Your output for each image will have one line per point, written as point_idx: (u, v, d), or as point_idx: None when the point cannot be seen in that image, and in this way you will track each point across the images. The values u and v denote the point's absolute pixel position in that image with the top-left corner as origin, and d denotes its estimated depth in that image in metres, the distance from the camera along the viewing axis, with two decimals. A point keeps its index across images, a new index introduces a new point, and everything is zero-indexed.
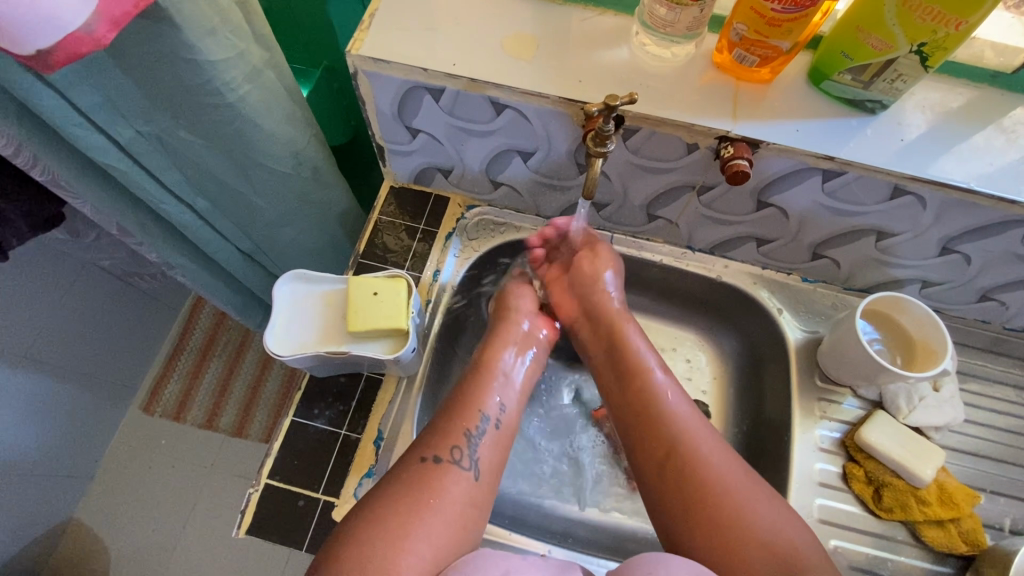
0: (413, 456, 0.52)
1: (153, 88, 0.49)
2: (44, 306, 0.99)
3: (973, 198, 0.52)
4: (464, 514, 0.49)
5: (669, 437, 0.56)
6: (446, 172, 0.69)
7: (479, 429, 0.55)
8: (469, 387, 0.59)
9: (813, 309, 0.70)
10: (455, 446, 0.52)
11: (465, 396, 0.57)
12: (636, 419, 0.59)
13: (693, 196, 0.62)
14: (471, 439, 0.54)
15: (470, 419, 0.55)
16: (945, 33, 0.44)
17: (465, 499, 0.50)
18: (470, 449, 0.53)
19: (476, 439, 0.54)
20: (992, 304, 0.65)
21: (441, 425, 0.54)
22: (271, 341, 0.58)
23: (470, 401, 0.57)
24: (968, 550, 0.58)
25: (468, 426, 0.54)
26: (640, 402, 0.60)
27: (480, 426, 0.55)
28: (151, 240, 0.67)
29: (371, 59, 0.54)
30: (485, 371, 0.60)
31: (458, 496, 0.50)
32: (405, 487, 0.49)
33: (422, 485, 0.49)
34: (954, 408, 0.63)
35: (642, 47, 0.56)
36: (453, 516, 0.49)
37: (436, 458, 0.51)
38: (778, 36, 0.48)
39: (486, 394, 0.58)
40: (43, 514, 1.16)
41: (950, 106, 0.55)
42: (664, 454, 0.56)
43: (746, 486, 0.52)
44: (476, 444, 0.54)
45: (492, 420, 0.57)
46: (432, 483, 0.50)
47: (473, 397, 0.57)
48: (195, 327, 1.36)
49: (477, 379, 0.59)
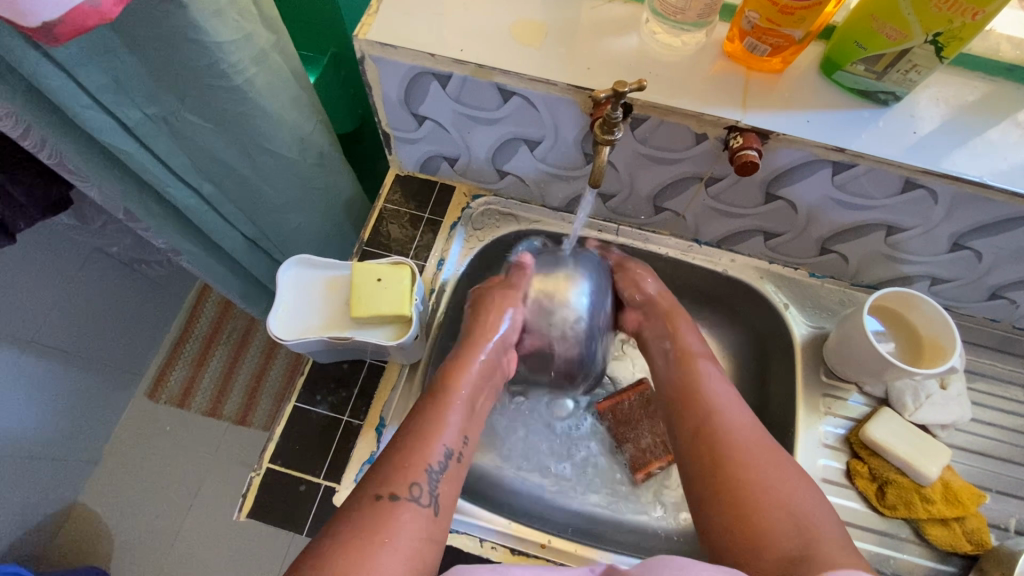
0: (366, 494, 0.48)
1: (160, 69, 0.49)
2: (51, 290, 0.99)
3: (986, 193, 0.51)
4: (420, 551, 0.46)
5: (695, 396, 0.59)
6: (452, 161, 0.69)
7: (439, 465, 0.51)
8: (427, 416, 0.55)
9: (820, 305, 0.69)
10: (415, 483, 0.49)
11: (420, 425, 0.54)
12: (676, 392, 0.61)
13: (701, 187, 0.61)
14: (431, 475, 0.50)
15: (430, 454, 0.51)
16: (961, 23, 0.43)
17: (423, 536, 0.47)
18: (430, 484, 0.50)
19: (437, 476, 0.51)
20: (1002, 302, 0.64)
21: (398, 457, 0.51)
22: (275, 326, 0.58)
23: (423, 438, 0.52)
24: (971, 549, 0.57)
25: (428, 461, 0.51)
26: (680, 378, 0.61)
27: (441, 461, 0.52)
28: (157, 225, 0.67)
29: (379, 44, 0.54)
30: (445, 398, 0.56)
31: (416, 536, 0.46)
32: (360, 524, 0.45)
33: (376, 524, 0.45)
34: (961, 406, 0.62)
35: (652, 34, 0.55)
36: (411, 552, 0.45)
37: (393, 496, 0.47)
38: (790, 25, 0.48)
39: (445, 424, 0.54)
40: (49, 498, 1.16)
41: (965, 100, 0.54)
42: (690, 416, 0.58)
43: (760, 444, 0.53)
44: (436, 480, 0.50)
45: (452, 453, 0.53)
46: (389, 522, 0.46)
47: (427, 432, 0.53)
48: (200, 315, 1.37)
49: (434, 409, 0.55)
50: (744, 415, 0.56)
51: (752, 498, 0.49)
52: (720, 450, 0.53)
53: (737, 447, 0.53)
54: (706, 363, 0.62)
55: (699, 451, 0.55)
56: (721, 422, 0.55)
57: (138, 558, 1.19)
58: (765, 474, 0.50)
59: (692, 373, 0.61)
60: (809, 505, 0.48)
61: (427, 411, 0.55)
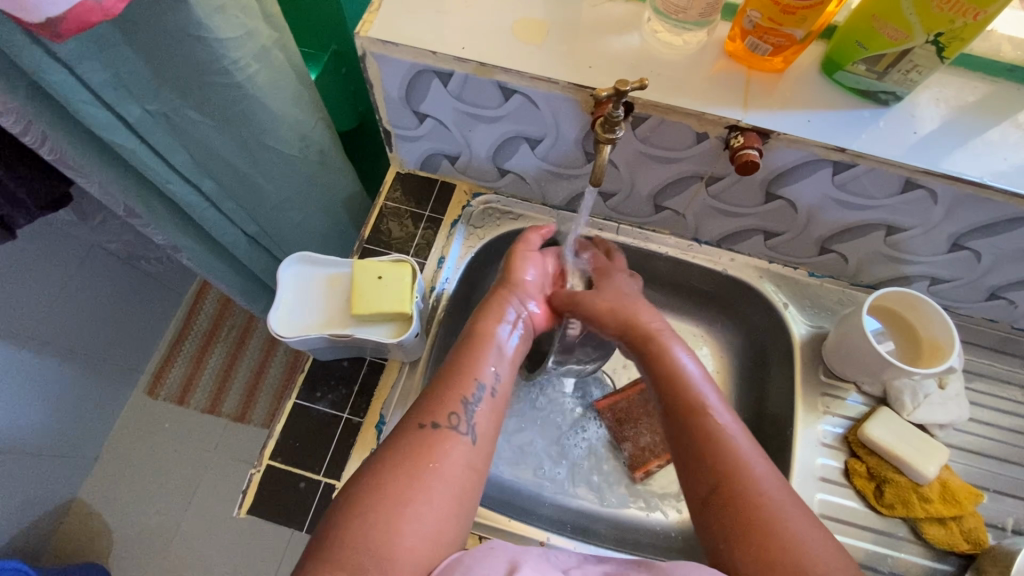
0: (410, 423, 0.48)
1: (162, 66, 0.49)
2: (50, 285, 0.99)
3: (986, 193, 0.51)
4: (464, 478, 0.46)
5: (706, 440, 0.50)
6: (452, 159, 0.69)
7: (475, 397, 0.51)
8: (459, 357, 0.54)
9: (819, 304, 0.69)
10: (453, 412, 0.49)
11: (455, 366, 0.53)
12: (680, 434, 0.52)
13: (702, 187, 0.61)
14: (468, 405, 0.50)
15: (465, 387, 0.51)
16: (963, 23, 0.43)
17: (466, 465, 0.47)
18: (468, 415, 0.50)
19: (474, 406, 0.50)
20: (1001, 302, 0.64)
21: (436, 392, 0.51)
22: (275, 323, 0.58)
23: (458, 375, 0.52)
24: (969, 548, 0.58)
25: (464, 393, 0.51)
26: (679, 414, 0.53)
27: (476, 395, 0.51)
28: (158, 222, 0.67)
29: (380, 41, 0.54)
30: (475, 348, 0.55)
31: (458, 463, 0.46)
32: (406, 450, 0.46)
33: (422, 451, 0.46)
34: (959, 406, 0.62)
35: (653, 33, 0.55)
36: (455, 480, 0.45)
37: (434, 424, 0.48)
38: (792, 24, 0.48)
39: (481, 363, 0.54)
40: (49, 493, 1.17)
41: (966, 100, 0.54)
42: (701, 468, 0.49)
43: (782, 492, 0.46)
44: (474, 411, 0.50)
45: (488, 389, 0.52)
46: (433, 449, 0.46)
47: (464, 367, 0.53)
48: (199, 312, 1.37)
49: (467, 353, 0.54)
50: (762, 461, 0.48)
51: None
52: (746, 522, 0.45)
53: (767, 511, 0.45)
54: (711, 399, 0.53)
55: (721, 518, 0.46)
56: (744, 482, 0.47)
57: (137, 554, 1.19)
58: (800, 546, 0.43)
59: (695, 412, 0.52)
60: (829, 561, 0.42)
61: (458, 358, 0.54)
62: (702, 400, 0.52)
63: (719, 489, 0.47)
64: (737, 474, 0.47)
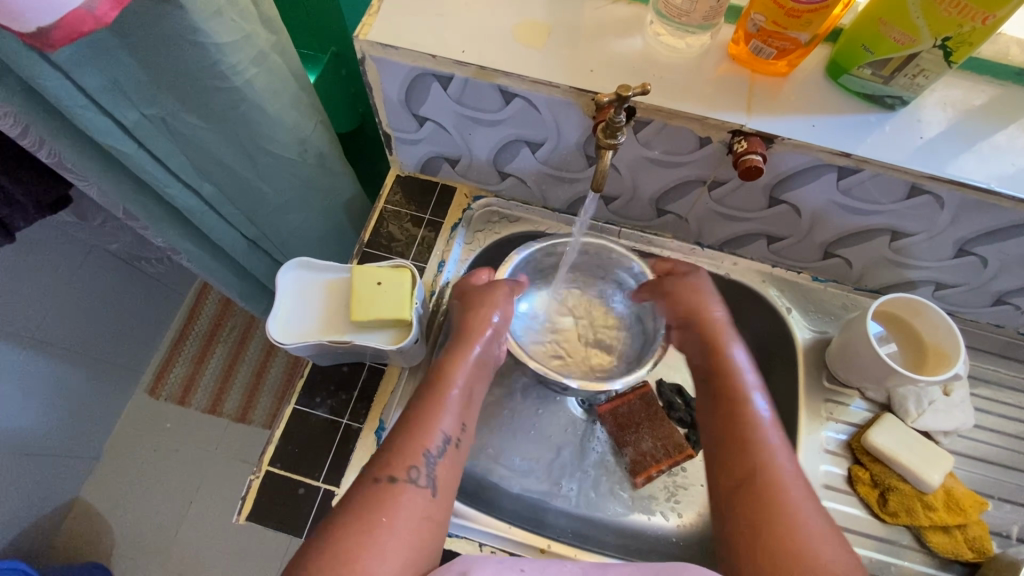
0: (367, 478, 0.47)
1: (159, 71, 0.48)
2: (50, 287, 0.99)
3: (993, 199, 0.50)
4: (419, 531, 0.45)
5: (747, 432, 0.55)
6: (452, 162, 0.68)
7: (438, 448, 0.50)
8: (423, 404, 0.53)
9: (822, 309, 0.69)
10: (413, 466, 0.48)
11: (416, 417, 0.52)
12: (724, 427, 0.56)
13: (704, 191, 0.61)
14: (430, 457, 0.49)
15: (429, 437, 0.50)
16: (971, 28, 0.43)
17: (423, 515, 0.46)
18: (428, 467, 0.49)
19: (435, 458, 0.50)
20: (1007, 307, 0.63)
21: (396, 444, 0.50)
22: (275, 329, 0.58)
23: (410, 434, 0.50)
24: (973, 557, 0.57)
25: (426, 445, 0.50)
26: (727, 412, 0.57)
27: (439, 446, 0.50)
28: (157, 225, 0.67)
29: (379, 45, 0.53)
30: (433, 398, 0.54)
31: (414, 514, 0.46)
32: (355, 510, 0.45)
33: (373, 508, 0.45)
34: (964, 412, 0.62)
35: (656, 36, 0.55)
36: (412, 533, 0.45)
37: (391, 479, 0.47)
38: (797, 28, 0.47)
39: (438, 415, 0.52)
40: (50, 494, 1.17)
41: (973, 104, 0.53)
42: (736, 463, 0.53)
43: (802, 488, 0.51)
44: (435, 463, 0.49)
45: (451, 440, 0.52)
46: (386, 507, 0.45)
47: (418, 424, 0.51)
48: (200, 313, 1.36)
49: (425, 405, 0.53)
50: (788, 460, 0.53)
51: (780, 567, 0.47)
52: (761, 503, 0.50)
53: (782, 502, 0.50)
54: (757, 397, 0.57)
55: (743, 500, 0.51)
56: (770, 476, 0.51)
57: (139, 555, 1.19)
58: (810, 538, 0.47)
59: (744, 411, 0.56)
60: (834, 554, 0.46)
61: (417, 411, 0.53)
62: (747, 399, 0.57)
63: (748, 482, 0.52)
64: (767, 472, 0.52)
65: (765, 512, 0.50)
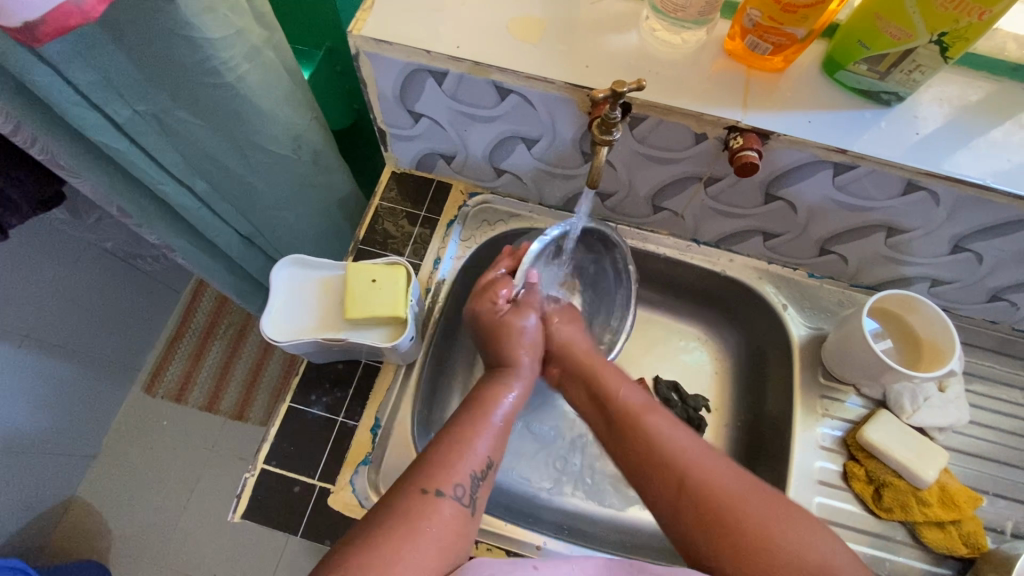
0: (411, 486, 0.45)
1: (150, 66, 0.48)
2: (44, 285, 0.98)
3: (989, 195, 0.50)
4: (450, 546, 0.43)
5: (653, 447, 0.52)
6: (448, 159, 0.68)
7: (483, 471, 0.48)
8: (469, 419, 0.52)
9: (818, 305, 0.68)
10: (460, 482, 0.46)
11: (462, 432, 0.50)
12: (633, 451, 0.53)
13: (700, 187, 0.60)
14: (475, 478, 0.47)
15: (478, 459, 0.48)
16: (967, 23, 0.42)
17: (458, 533, 0.44)
18: (473, 488, 0.47)
19: (479, 481, 0.48)
20: (1002, 304, 0.63)
21: (441, 457, 0.47)
22: (269, 327, 0.57)
23: (457, 447, 0.48)
24: (968, 552, 0.57)
25: (476, 466, 0.48)
26: (630, 432, 0.54)
27: (484, 469, 0.49)
28: (151, 222, 0.66)
29: (374, 40, 0.53)
30: (480, 417, 0.52)
31: (451, 532, 0.43)
32: (396, 517, 0.42)
33: (413, 518, 0.42)
34: (959, 408, 0.62)
35: (652, 31, 0.54)
36: (442, 549, 0.42)
37: (437, 492, 0.45)
38: (793, 23, 0.47)
39: (484, 436, 0.50)
40: (46, 493, 1.16)
41: (968, 100, 0.53)
42: (663, 479, 0.50)
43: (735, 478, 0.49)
44: (479, 485, 0.47)
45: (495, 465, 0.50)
46: (427, 519, 0.43)
47: (464, 438, 0.49)
48: (196, 310, 1.36)
49: (471, 421, 0.51)
50: (713, 460, 0.50)
51: (765, 573, 0.44)
52: (713, 513, 0.47)
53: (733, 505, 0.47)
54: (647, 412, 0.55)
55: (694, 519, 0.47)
56: (701, 477, 0.49)
57: (136, 553, 1.19)
58: (789, 527, 0.46)
59: (639, 425, 0.54)
60: (827, 553, 0.44)
61: (461, 424, 0.51)
62: (641, 417, 0.54)
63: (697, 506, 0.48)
64: (711, 482, 0.48)
65: (724, 517, 0.47)
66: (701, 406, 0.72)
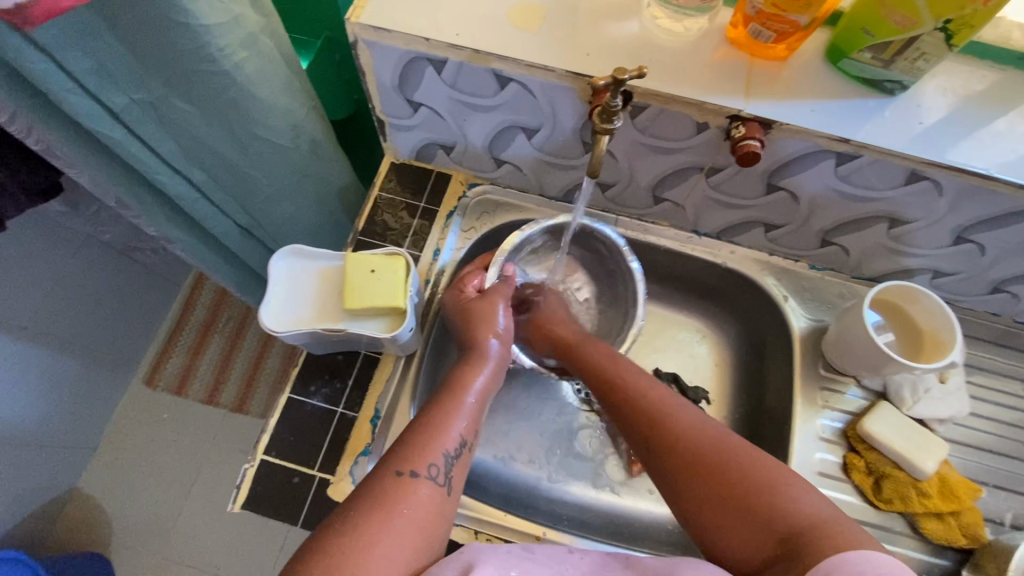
0: (386, 471, 0.45)
1: (144, 54, 0.47)
2: (44, 278, 0.98)
3: (992, 185, 0.50)
4: (428, 527, 0.42)
5: (636, 401, 0.54)
6: (448, 149, 0.68)
7: (455, 450, 0.48)
8: (439, 404, 0.51)
9: (819, 297, 0.68)
10: (434, 462, 0.46)
11: (430, 415, 0.50)
12: (629, 411, 0.54)
13: (702, 178, 0.60)
14: (448, 457, 0.47)
15: (448, 437, 0.48)
16: (973, 10, 0.42)
17: (436, 512, 0.44)
18: (446, 466, 0.47)
19: (452, 458, 0.47)
20: (1004, 295, 0.63)
21: (416, 438, 0.47)
22: (267, 318, 0.57)
23: (430, 430, 0.48)
24: (966, 544, 0.57)
25: (446, 445, 0.48)
26: (620, 392, 0.55)
27: (456, 447, 0.48)
28: (149, 211, 0.66)
29: (372, 28, 0.52)
30: (452, 398, 0.52)
31: (429, 511, 0.43)
32: (374, 502, 0.42)
33: (391, 500, 0.42)
34: (959, 400, 0.62)
35: (654, 20, 0.54)
36: (420, 531, 0.42)
37: (412, 473, 0.44)
38: (796, 10, 0.46)
39: (453, 417, 0.50)
40: (48, 484, 1.16)
41: (973, 89, 0.53)
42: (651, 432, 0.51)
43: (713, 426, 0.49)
44: (452, 462, 0.47)
45: (466, 442, 0.50)
46: (403, 501, 0.42)
47: (437, 421, 0.49)
48: (196, 303, 1.35)
49: (444, 405, 0.51)
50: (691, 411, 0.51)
51: (749, 508, 0.42)
52: (693, 457, 0.46)
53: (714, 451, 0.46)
54: (636, 373, 0.57)
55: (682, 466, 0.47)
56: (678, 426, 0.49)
57: (137, 544, 1.20)
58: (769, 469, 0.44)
59: (625, 383, 0.56)
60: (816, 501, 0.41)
61: (433, 408, 0.51)
62: (627, 377, 0.56)
63: (711, 468, 0.45)
64: (689, 429, 0.49)
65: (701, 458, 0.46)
66: (701, 398, 0.72)
